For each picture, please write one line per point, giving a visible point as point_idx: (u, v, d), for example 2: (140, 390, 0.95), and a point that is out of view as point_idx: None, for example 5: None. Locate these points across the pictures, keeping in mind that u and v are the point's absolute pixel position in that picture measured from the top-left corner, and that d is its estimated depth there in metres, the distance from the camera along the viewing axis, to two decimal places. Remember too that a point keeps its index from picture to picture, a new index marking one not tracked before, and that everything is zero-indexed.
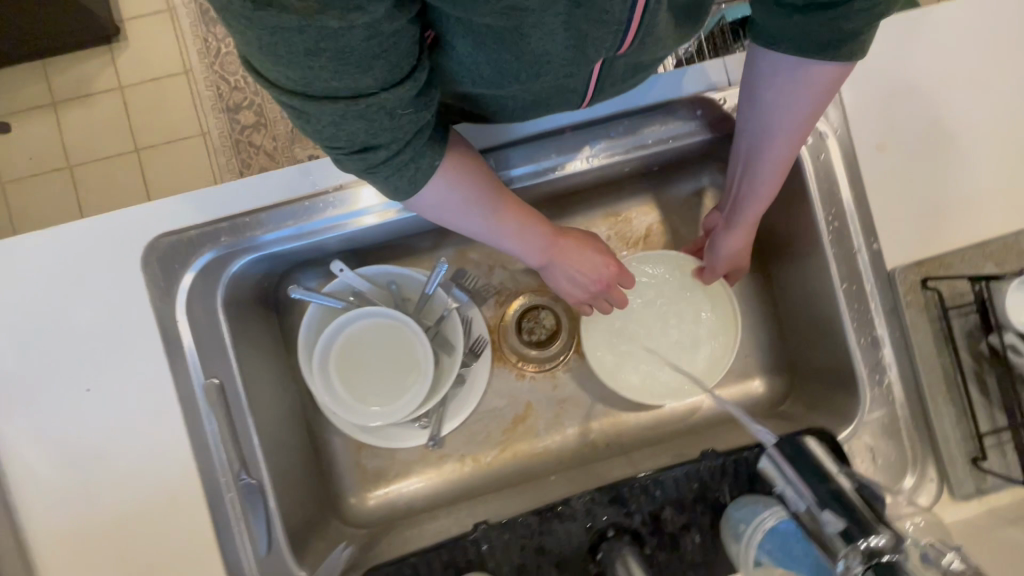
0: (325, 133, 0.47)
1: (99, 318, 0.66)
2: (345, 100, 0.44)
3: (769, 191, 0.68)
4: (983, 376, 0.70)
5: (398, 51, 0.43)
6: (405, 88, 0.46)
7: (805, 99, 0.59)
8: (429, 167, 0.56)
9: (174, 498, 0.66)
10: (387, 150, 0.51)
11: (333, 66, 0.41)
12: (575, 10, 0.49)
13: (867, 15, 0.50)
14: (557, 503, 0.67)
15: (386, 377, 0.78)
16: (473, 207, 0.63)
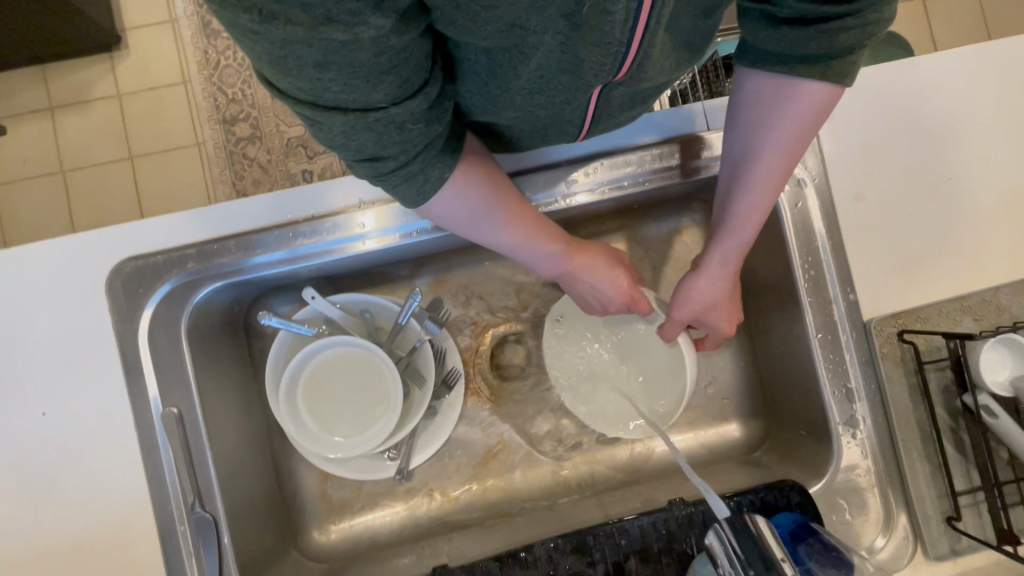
0: (333, 143, 0.44)
1: (59, 341, 0.64)
2: (354, 113, 0.41)
3: (749, 221, 0.64)
4: (958, 434, 0.68)
5: (410, 65, 0.40)
6: (417, 101, 0.44)
7: (790, 115, 0.56)
8: (440, 178, 0.53)
9: (123, 530, 0.63)
10: (396, 162, 0.48)
11: (342, 79, 0.38)
12: (574, 32, 0.44)
13: (860, 32, 0.48)
14: (520, 549, 0.66)
15: (354, 408, 0.76)
16: (491, 214, 0.59)
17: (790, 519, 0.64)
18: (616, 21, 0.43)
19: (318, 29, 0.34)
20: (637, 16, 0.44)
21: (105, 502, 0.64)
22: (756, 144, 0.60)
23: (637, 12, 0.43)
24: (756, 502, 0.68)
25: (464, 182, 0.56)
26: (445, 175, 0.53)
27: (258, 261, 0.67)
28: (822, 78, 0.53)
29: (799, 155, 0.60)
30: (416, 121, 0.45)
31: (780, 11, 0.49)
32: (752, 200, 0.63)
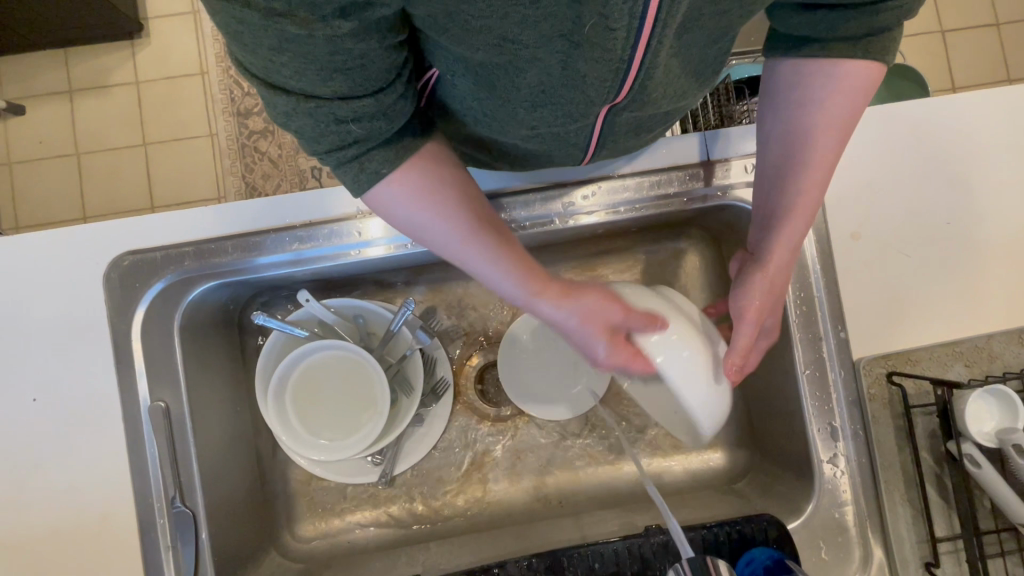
0: (276, 119, 0.44)
1: (53, 329, 0.65)
2: (299, 97, 0.42)
3: (806, 206, 0.58)
4: (942, 478, 0.68)
5: (367, 70, 0.41)
6: (367, 104, 0.44)
7: (839, 86, 0.55)
8: (376, 172, 0.49)
9: (102, 519, 0.64)
10: (335, 155, 0.47)
11: (293, 66, 0.39)
12: (572, 49, 0.44)
13: (895, 10, 0.51)
14: (493, 565, 0.66)
15: (340, 412, 0.77)
16: (430, 223, 0.52)
17: (767, 555, 0.64)
18: (617, 39, 0.43)
19: (270, 18, 0.35)
20: (641, 29, 0.42)
21: (87, 490, 0.64)
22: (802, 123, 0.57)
23: (638, 31, 0.43)
24: (733, 534, 0.68)
25: (403, 181, 0.50)
26: (380, 171, 0.49)
27: (259, 263, 0.68)
28: (862, 55, 0.54)
29: (850, 132, 0.57)
30: (362, 121, 0.45)
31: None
32: (808, 183, 0.58)
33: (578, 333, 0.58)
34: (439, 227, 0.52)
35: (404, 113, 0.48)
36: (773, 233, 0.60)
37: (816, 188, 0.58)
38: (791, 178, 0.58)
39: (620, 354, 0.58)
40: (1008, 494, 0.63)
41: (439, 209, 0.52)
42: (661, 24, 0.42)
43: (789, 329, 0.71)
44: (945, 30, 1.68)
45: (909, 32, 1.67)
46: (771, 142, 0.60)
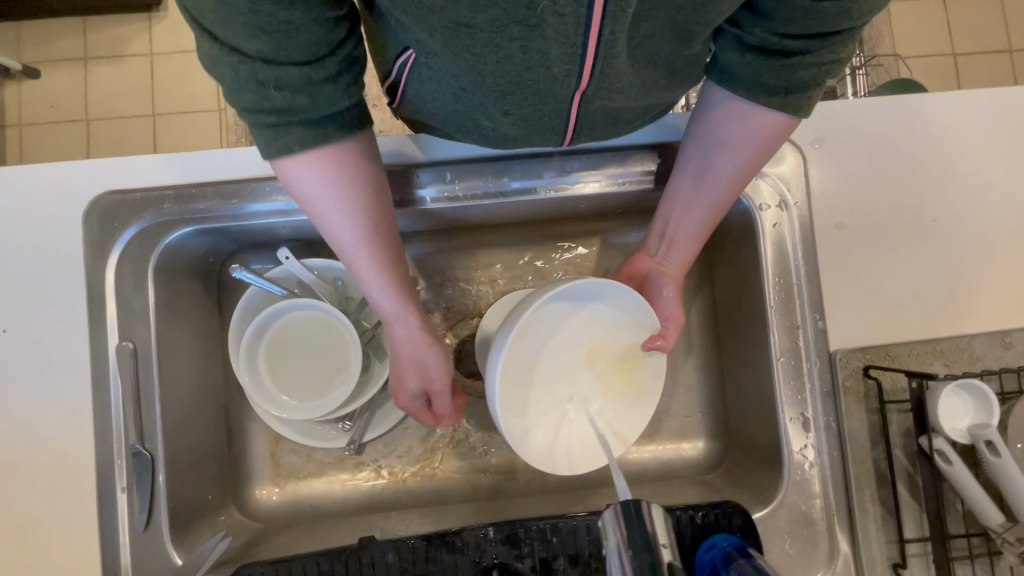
0: (203, 63, 0.44)
1: (29, 263, 0.66)
2: (221, 47, 0.41)
3: (701, 233, 0.67)
4: (913, 478, 0.67)
5: (293, 34, 0.40)
6: (290, 72, 0.43)
7: (752, 142, 0.59)
8: (289, 148, 0.48)
9: (60, 457, 0.64)
10: (253, 115, 0.46)
11: (217, 13, 0.39)
12: (530, 32, 0.44)
13: (815, 70, 0.53)
14: (449, 532, 0.65)
15: (312, 372, 0.76)
16: (325, 208, 0.52)
17: (728, 541, 0.62)
18: (566, 23, 0.43)
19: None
20: (591, 15, 0.43)
21: (47, 426, 0.64)
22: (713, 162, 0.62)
23: (588, 16, 0.43)
24: (696, 519, 0.66)
25: (316, 165, 0.50)
26: (293, 149, 0.48)
27: (250, 211, 0.68)
28: (779, 109, 0.56)
29: (750, 178, 0.63)
30: (284, 90, 0.44)
31: (749, 39, 0.52)
32: (704, 220, 0.66)
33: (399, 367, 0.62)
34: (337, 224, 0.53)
35: (335, 101, 0.47)
36: (674, 253, 0.69)
37: (707, 222, 0.66)
38: (692, 208, 0.65)
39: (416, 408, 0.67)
40: (978, 493, 0.62)
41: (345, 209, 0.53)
42: (613, 13, 0.42)
43: (767, 315, 0.70)
44: (957, 52, 1.68)
45: (920, 53, 1.67)
46: (685, 168, 0.64)
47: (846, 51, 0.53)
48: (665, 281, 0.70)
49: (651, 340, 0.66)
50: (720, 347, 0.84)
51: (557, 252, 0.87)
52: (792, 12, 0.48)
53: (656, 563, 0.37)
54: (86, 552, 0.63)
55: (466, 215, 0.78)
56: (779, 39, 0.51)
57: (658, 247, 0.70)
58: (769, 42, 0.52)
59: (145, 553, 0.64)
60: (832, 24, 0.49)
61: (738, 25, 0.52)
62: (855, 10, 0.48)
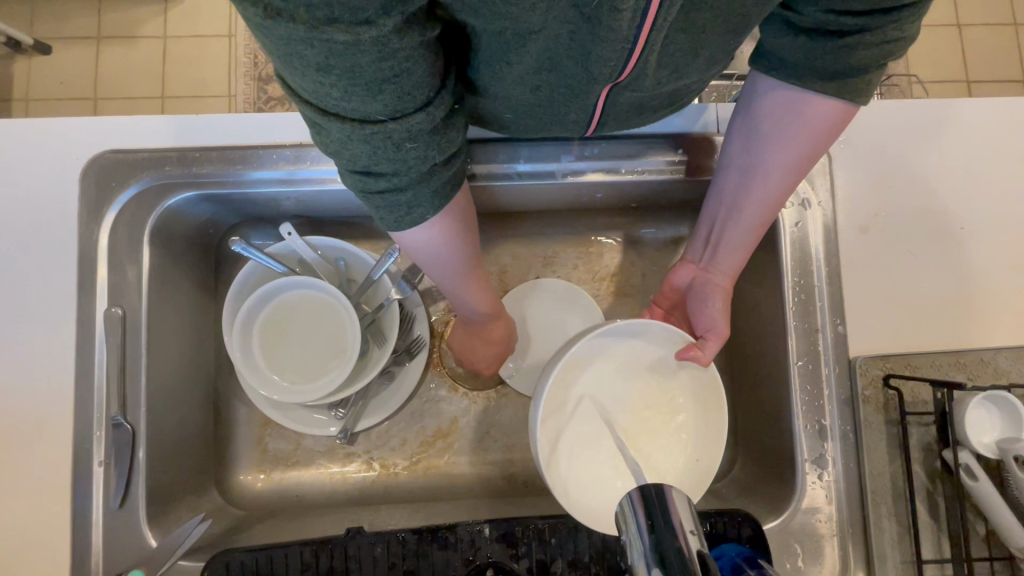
0: (328, 147, 0.42)
1: (20, 220, 0.63)
2: (352, 124, 0.39)
3: (751, 237, 0.63)
4: (934, 496, 0.63)
5: (414, 76, 0.37)
6: (421, 121, 0.40)
7: (802, 133, 0.55)
8: (420, 218, 0.48)
9: (36, 424, 0.60)
10: (389, 181, 0.44)
11: (342, 86, 0.35)
12: (583, 22, 0.41)
13: (876, 49, 0.48)
14: (442, 527, 0.61)
15: (307, 354, 0.73)
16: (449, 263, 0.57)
17: (737, 552, 0.58)
18: (624, 16, 0.40)
19: (319, 31, 0.31)
20: (648, 7, 0.40)
21: (25, 391, 0.61)
22: (761, 158, 0.59)
23: (645, 8, 0.40)
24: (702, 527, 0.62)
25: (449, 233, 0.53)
26: (425, 214, 0.48)
27: (252, 178, 0.66)
28: (835, 95, 0.52)
29: (803, 172, 0.59)
30: (418, 143, 0.42)
31: (802, 20, 0.48)
32: (755, 222, 0.61)
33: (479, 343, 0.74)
34: (455, 265, 0.58)
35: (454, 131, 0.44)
36: (719, 258, 0.66)
37: (759, 224, 0.62)
38: (742, 209, 0.61)
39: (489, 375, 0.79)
40: (1004, 513, 0.59)
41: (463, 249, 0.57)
42: (669, 4, 0.40)
43: (785, 317, 0.67)
44: (972, 80, 1.67)
45: (935, 77, 1.66)
46: (730, 168, 0.62)
47: (914, 26, 0.47)
48: (711, 288, 0.66)
49: (685, 349, 0.60)
50: (732, 352, 0.81)
51: (566, 245, 0.85)
52: None
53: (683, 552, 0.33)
54: (54, 528, 0.59)
55: (477, 199, 0.75)
56: (834, 17, 0.46)
57: (702, 253, 0.68)
58: (824, 21, 0.47)
59: (118, 533, 0.60)
60: None
61: (789, 5, 0.48)
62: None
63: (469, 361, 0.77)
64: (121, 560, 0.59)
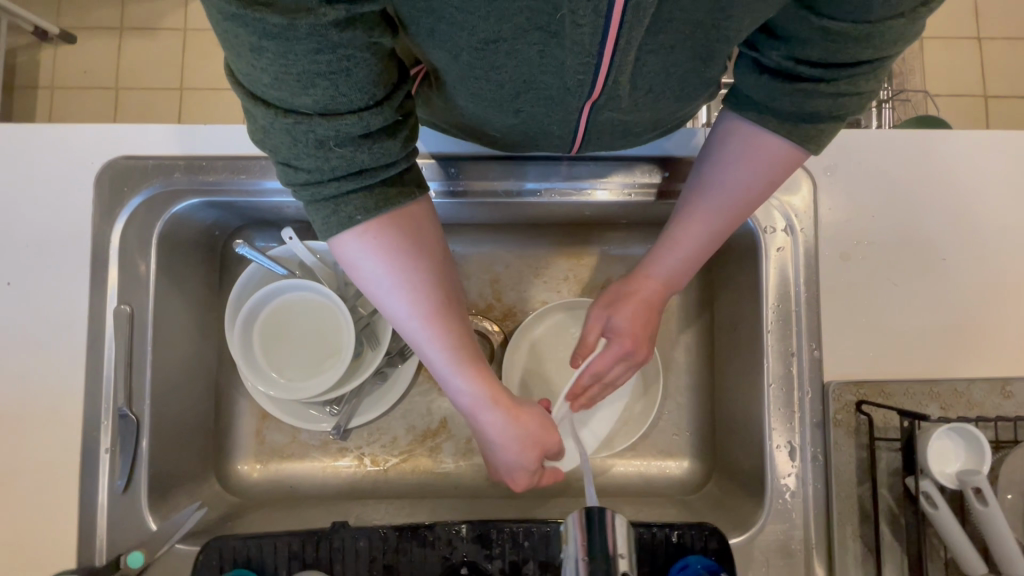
0: (257, 135, 0.42)
1: (39, 221, 0.67)
2: (277, 111, 0.39)
3: (682, 257, 0.62)
4: (897, 519, 0.65)
5: (353, 77, 0.37)
6: (351, 123, 0.40)
7: (740, 158, 0.56)
8: (349, 217, 0.46)
9: (48, 412, 0.65)
10: (309, 176, 0.43)
11: (274, 70, 0.36)
12: (550, 39, 0.44)
13: (831, 100, 0.50)
14: (421, 525, 0.65)
15: (304, 353, 0.76)
16: (392, 294, 0.50)
17: (702, 564, 0.62)
18: (584, 32, 0.42)
19: (249, 8, 0.32)
20: (608, 24, 0.42)
21: (38, 380, 0.65)
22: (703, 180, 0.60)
23: (606, 25, 0.42)
24: (671, 537, 0.65)
25: (381, 244, 0.48)
26: (355, 216, 0.46)
27: (266, 186, 0.69)
28: (787, 135, 0.53)
29: (749, 204, 0.59)
30: (346, 145, 0.42)
31: (766, 61, 0.51)
32: (679, 239, 0.61)
33: (493, 443, 0.59)
34: (418, 312, 0.51)
35: (395, 152, 0.44)
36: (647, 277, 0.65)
37: (713, 237, 0.61)
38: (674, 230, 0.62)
39: (525, 479, 0.61)
40: (962, 540, 0.60)
41: (418, 282, 0.50)
42: (630, 25, 0.42)
43: (764, 339, 0.69)
44: (989, 95, 1.65)
45: (951, 93, 1.64)
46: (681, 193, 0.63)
47: (872, 84, 0.50)
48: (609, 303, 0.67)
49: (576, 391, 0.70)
50: (715, 367, 0.83)
51: (558, 257, 0.87)
52: (809, 34, 0.46)
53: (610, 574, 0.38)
54: (63, 509, 0.63)
55: (472, 211, 0.78)
56: (794, 65, 0.49)
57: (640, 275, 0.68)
58: (784, 64, 0.50)
59: (120, 515, 0.64)
60: (851, 51, 0.46)
61: (756, 47, 0.51)
62: (875, 38, 0.45)
63: (500, 471, 0.62)
64: (124, 540, 0.64)
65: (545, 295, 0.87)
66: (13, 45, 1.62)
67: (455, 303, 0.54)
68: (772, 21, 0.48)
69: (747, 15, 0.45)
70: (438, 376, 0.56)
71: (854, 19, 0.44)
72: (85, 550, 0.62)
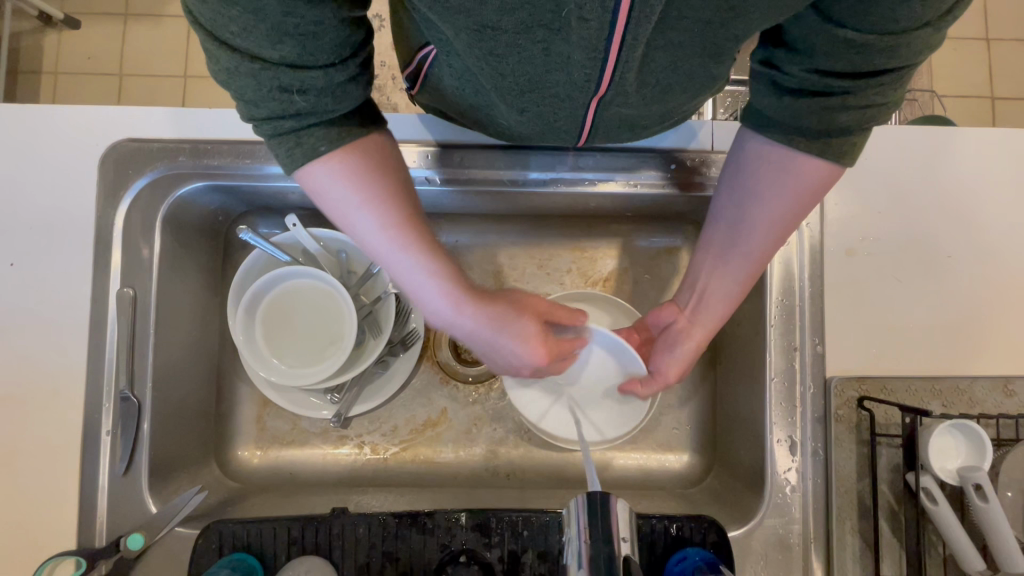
0: (219, 77, 0.42)
1: (43, 202, 0.67)
2: (243, 56, 0.39)
3: (739, 289, 0.61)
4: (897, 515, 0.65)
5: (321, 40, 0.39)
6: (317, 77, 0.41)
7: (791, 191, 0.55)
8: (313, 149, 0.46)
9: (49, 393, 0.65)
10: (268, 118, 0.44)
11: (242, 22, 0.37)
12: (554, 36, 0.44)
13: (858, 112, 0.49)
14: (421, 513, 0.65)
15: (306, 341, 0.76)
16: (359, 209, 0.49)
17: (700, 556, 0.61)
18: (590, 27, 0.42)
19: None
20: (615, 21, 0.42)
21: (40, 361, 0.65)
22: (751, 215, 0.58)
23: (612, 21, 0.41)
24: (670, 530, 0.65)
25: (342, 160, 0.47)
26: (320, 148, 0.46)
27: (271, 172, 0.69)
28: (821, 155, 0.52)
29: (792, 226, 0.58)
30: (311, 89, 0.42)
31: (788, 80, 0.50)
32: (742, 275, 0.60)
33: (486, 347, 0.58)
34: (388, 230, 0.50)
35: (359, 97, 0.45)
36: (704, 309, 0.63)
37: (760, 262, 0.60)
38: (726, 264, 0.61)
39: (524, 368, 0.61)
40: (960, 536, 0.60)
41: (386, 199, 0.50)
42: (636, 20, 0.41)
43: (767, 333, 0.69)
44: (996, 97, 1.64)
45: (958, 94, 1.64)
46: (721, 220, 0.61)
47: (896, 95, 0.49)
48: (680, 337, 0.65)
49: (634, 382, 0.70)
50: (717, 362, 0.82)
51: (562, 249, 0.87)
52: (830, 45, 0.46)
53: (613, 558, 0.37)
54: (64, 489, 0.63)
55: (475, 201, 0.78)
56: (818, 77, 0.48)
57: (688, 301, 0.65)
58: (806, 80, 0.49)
59: (120, 497, 0.64)
60: (876, 61, 0.46)
61: (776, 65, 0.51)
62: (901, 47, 0.44)
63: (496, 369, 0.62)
64: (125, 522, 0.64)
65: (548, 287, 0.86)
66: (16, 29, 1.61)
67: (426, 223, 0.53)
68: (791, 34, 0.48)
69: (758, 16, 0.45)
70: (411, 293, 0.54)
71: (878, 29, 0.44)
72: (87, 531, 0.63)
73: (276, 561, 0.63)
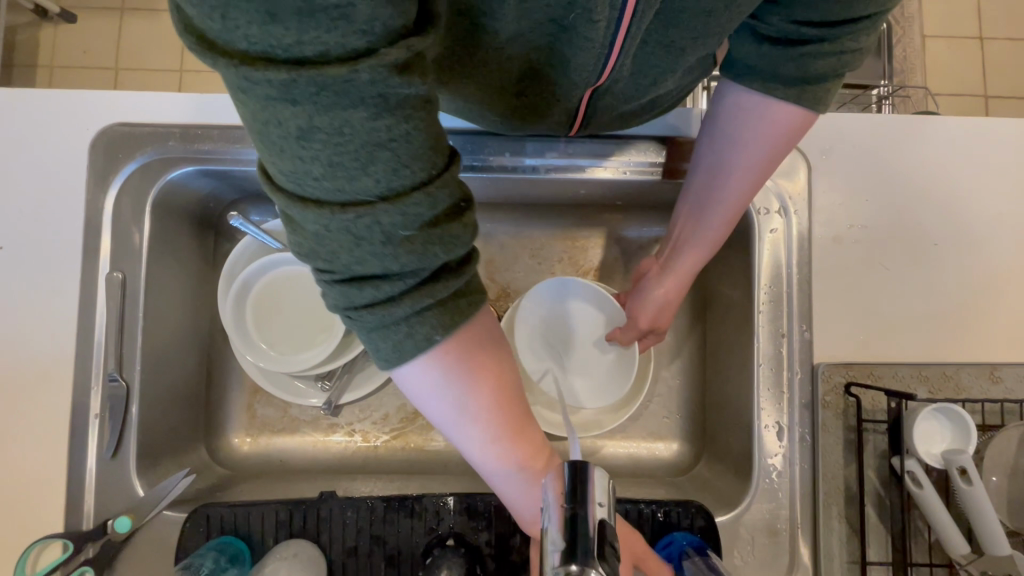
0: (307, 252, 0.34)
1: (33, 186, 0.67)
2: (333, 210, 0.31)
3: (716, 236, 0.63)
4: (882, 500, 0.65)
5: (415, 143, 0.30)
6: (419, 203, 0.32)
7: (763, 136, 0.57)
8: (425, 337, 0.36)
9: (37, 377, 0.65)
10: (374, 290, 0.34)
11: (327, 155, 0.29)
12: (560, 31, 0.43)
13: (834, 58, 0.50)
14: (410, 496, 0.65)
15: (297, 325, 0.76)
16: (456, 421, 0.44)
17: (687, 540, 0.62)
18: (598, 27, 0.42)
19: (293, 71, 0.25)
20: (622, 18, 0.42)
21: (28, 344, 0.65)
22: (729, 161, 0.59)
23: (619, 18, 0.42)
24: (657, 515, 0.65)
25: (441, 378, 0.40)
26: (433, 336, 0.37)
27: None
28: (796, 101, 0.53)
29: (767, 174, 0.60)
30: (418, 236, 0.32)
31: (767, 28, 0.50)
32: (717, 220, 0.62)
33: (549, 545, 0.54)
34: (486, 447, 0.45)
35: (466, 241, 0.35)
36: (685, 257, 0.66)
37: (736, 208, 0.61)
38: (704, 209, 0.62)
39: None
40: (945, 520, 0.60)
41: (482, 414, 0.43)
42: (641, 13, 0.42)
43: (755, 320, 0.69)
44: (989, 96, 1.65)
45: (953, 92, 1.64)
46: (700, 167, 0.62)
47: (868, 40, 0.50)
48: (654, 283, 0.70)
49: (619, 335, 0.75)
50: (707, 351, 0.83)
51: (553, 239, 0.87)
52: None
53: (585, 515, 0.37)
54: (51, 472, 0.63)
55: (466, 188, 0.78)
56: (797, 28, 0.49)
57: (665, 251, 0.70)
58: (786, 31, 0.49)
59: (108, 480, 0.64)
60: (852, 7, 0.46)
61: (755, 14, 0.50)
62: None
63: None
64: (113, 505, 0.64)
65: (539, 276, 0.87)
66: (13, 22, 1.62)
67: (532, 423, 0.47)
68: None
69: None
70: (500, 491, 0.50)
71: None
72: (73, 513, 0.63)
73: (264, 543, 0.63)
